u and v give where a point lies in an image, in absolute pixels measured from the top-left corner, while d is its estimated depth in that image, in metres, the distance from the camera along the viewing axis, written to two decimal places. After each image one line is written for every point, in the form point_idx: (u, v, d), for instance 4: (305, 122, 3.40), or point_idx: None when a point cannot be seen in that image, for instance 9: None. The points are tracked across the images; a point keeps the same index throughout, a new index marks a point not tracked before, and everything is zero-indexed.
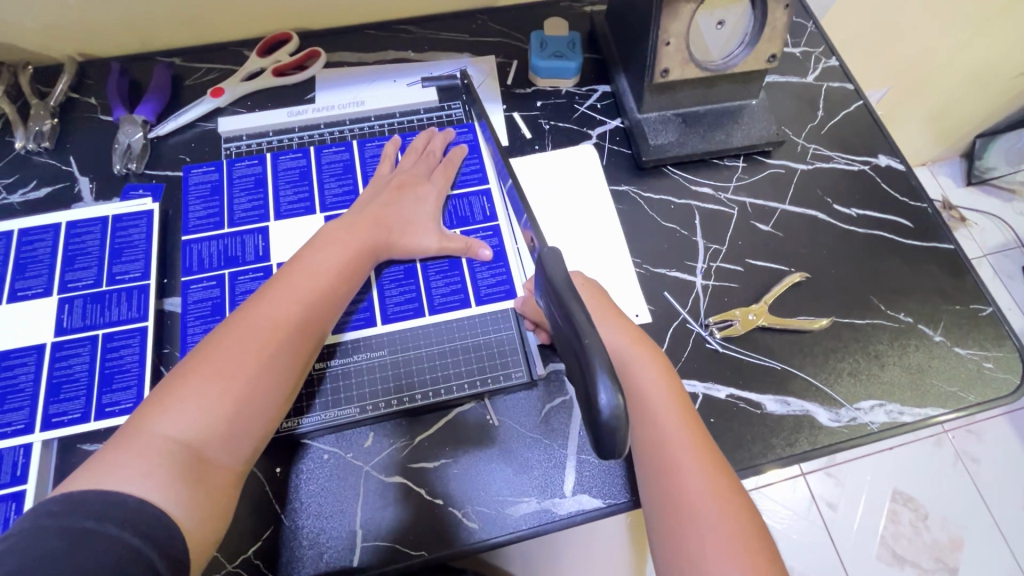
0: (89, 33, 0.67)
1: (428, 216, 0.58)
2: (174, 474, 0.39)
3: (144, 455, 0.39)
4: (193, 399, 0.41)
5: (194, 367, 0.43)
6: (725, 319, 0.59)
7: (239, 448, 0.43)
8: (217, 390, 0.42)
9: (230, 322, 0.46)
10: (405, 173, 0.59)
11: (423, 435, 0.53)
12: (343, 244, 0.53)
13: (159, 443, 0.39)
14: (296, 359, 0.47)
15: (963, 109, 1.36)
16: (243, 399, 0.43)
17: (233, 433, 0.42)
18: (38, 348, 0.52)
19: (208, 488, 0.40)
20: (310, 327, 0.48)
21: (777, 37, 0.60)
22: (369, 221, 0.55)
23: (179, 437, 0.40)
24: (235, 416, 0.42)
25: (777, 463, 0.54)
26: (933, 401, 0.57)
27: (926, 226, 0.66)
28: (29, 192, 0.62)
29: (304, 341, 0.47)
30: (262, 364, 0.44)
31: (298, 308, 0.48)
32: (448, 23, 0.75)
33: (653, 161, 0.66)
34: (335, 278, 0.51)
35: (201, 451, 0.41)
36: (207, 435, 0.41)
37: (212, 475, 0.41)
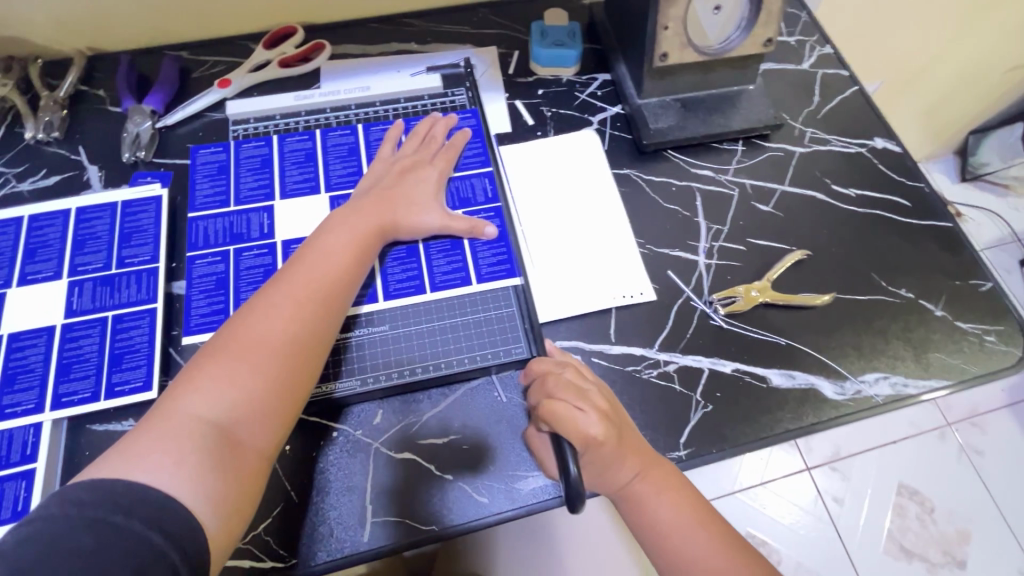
0: (99, 26, 0.68)
1: (429, 196, 0.58)
2: (201, 456, 0.40)
3: (174, 437, 0.40)
4: (217, 382, 0.43)
5: (218, 351, 0.44)
6: (729, 296, 0.59)
7: (267, 429, 0.44)
8: (240, 375, 0.43)
9: (248, 309, 0.47)
10: (406, 157, 0.60)
11: (430, 411, 0.53)
12: (352, 228, 0.53)
13: (189, 426, 0.41)
14: (315, 340, 0.47)
15: (955, 104, 1.39)
16: (265, 380, 0.44)
17: (258, 414, 0.43)
18: (48, 330, 0.53)
19: (236, 469, 0.41)
20: (325, 308, 0.49)
21: (772, 21, 0.61)
22: (375, 203, 0.56)
23: (207, 420, 0.41)
24: (260, 396, 0.43)
25: (784, 436, 0.54)
26: (937, 373, 0.57)
27: (924, 204, 0.67)
28: (39, 180, 0.62)
29: (321, 322, 0.48)
30: (281, 346, 0.45)
31: (313, 290, 0.49)
32: (450, 16, 0.76)
33: (655, 144, 0.67)
34: (347, 261, 0.52)
35: (228, 432, 0.42)
36: (233, 416, 0.42)
37: (241, 455, 0.42)
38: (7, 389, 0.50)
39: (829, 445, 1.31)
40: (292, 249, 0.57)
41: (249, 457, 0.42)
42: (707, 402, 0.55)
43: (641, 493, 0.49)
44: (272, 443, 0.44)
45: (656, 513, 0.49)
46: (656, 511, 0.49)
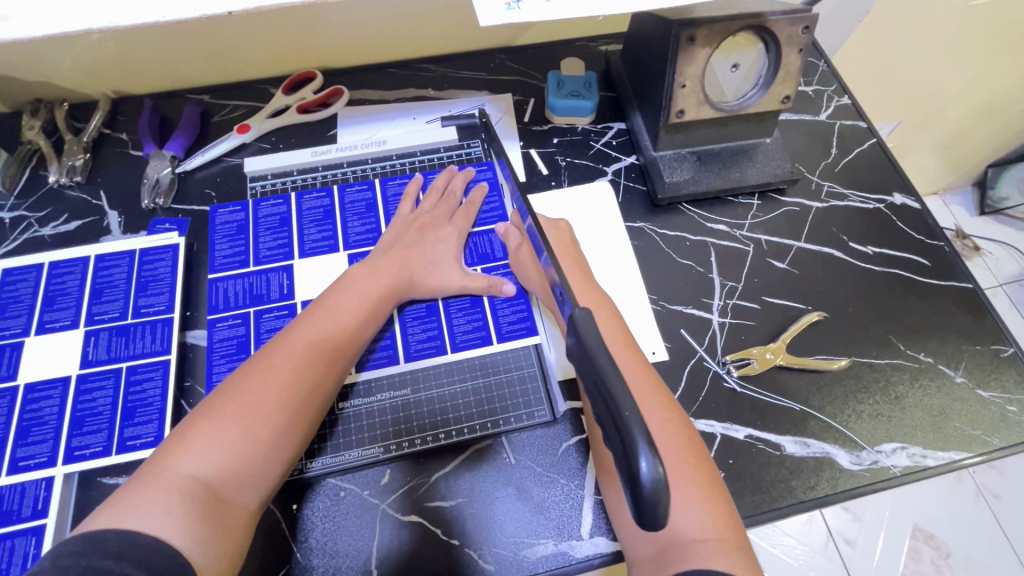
0: (124, 70, 0.69)
1: (447, 257, 0.59)
2: (193, 512, 0.39)
3: (165, 490, 0.39)
4: (213, 436, 0.42)
5: (218, 405, 0.44)
6: (743, 358, 0.59)
7: (256, 489, 0.43)
8: (239, 429, 0.43)
9: (252, 364, 0.47)
10: (425, 215, 0.61)
11: (438, 472, 0.53)
12: (366, 286, 0.54)
13: (179, 479, 0.40)
14: (313, 399, 0.47)
15: (976, 139, 1.37)
16: (263, 437, 0.44)
17: (251, 471, 0.43)
18: (63, 380, 0.53)
19: (223, 527, 0.40)
20: (329, 365, 0.49)
21: (791, 79, 0.61)
22: (392, 262, 0.56)
23: (199, 474, 0.41)
24: (254, 455, 0.43)
25: (799, 507, 0.53)
26: (957, 445, 0.56)
27: (943, 264, 0.65)
28: (60, 225, 0.63)
29: (323, 381, 0.48)
30: (284, 401, 0.45)
31: (317, 347, 0.49)
32: (467, 61, 0.77)
33: (669, 199, 0.67)
34: (355, 318, 0.52)
35: (219, 489, 0.41)
36: (226, 473, 0.42)
37: (227, 513, 0.41)
38: (21, 441, 0.51)
39: None
40: None
41: (233, 516, 0.41)
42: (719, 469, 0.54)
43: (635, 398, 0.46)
44: (257, 502, 0.44)
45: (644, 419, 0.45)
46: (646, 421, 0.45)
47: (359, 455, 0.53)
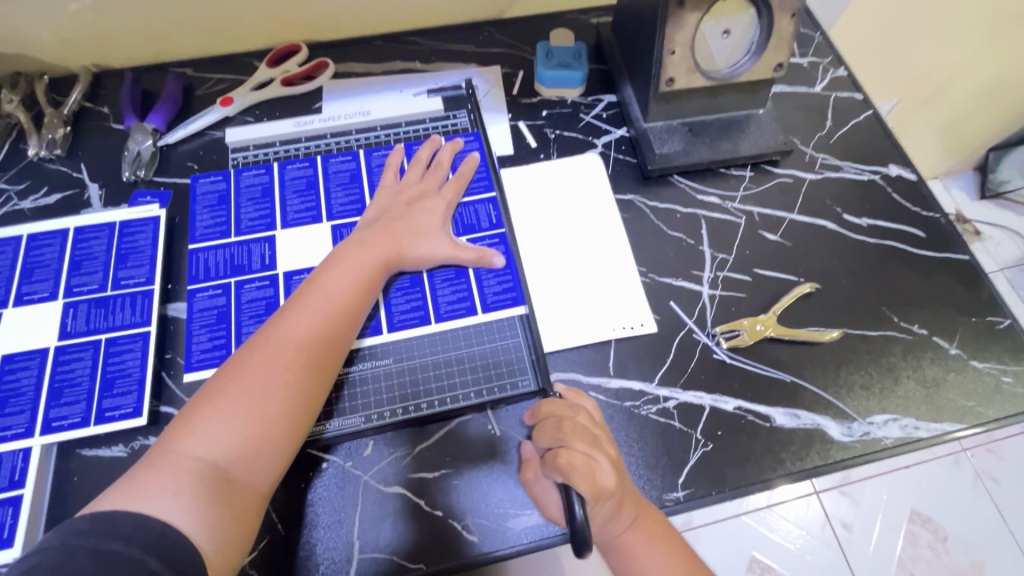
0: (105, 43, 0.68)
1: (435, 227, 0.58)
2: (200, 492, 0.39)
3: (173, 474, 0.39)
4: (217, 420, 0.42)
5: (219, 389, 0.44)
6: (732, 329, 0.58)
7: (264, 469, 0.43)
8: (241, 411, 0.43)
9: (250, 348, 0.46)
10: (412, 186, 0.60)
11: (423, 445, 0.52)
12: (360, 261, 0.53)
13: (186, 462, 0.40)
14: (315, 381, 0.47)
15: (977, 121, 1.35)
16: (267, 419, 0.44)
17: (258, 453, 0.43)
18: (41, 352, 0.53)
19: (234, 509, 0.40)
20: (329, 344, 0.48)
21: (785, 45, 0.59)
22: (382, 235, 0.55)
23: (205, 456, 0.41)
24: (260, 435, 0.43)
25: (787, 479, 0.52)
26: (950, 416, 0.55)
27: (939, 236, 0.64)
28: (40, 198, 0.62)
29: (323, 360, 0.47)
30: (284, 380, 0.45)
31: (315, 328, 0.48)
32: (455, 34, 0.75)
33: (659, 170, 0.65)
34: (351, 296, 0.51)
35: (227, 471, 0.41)
36: (231, 455, 0.42)
37: (237, 495, 0.41)
38: None
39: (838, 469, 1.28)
40: (295, 280, 0.56)
41: (245, 494, 0.42)
42: (707, 440, 0.53)
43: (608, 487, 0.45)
44: (269, 482, 0.43)
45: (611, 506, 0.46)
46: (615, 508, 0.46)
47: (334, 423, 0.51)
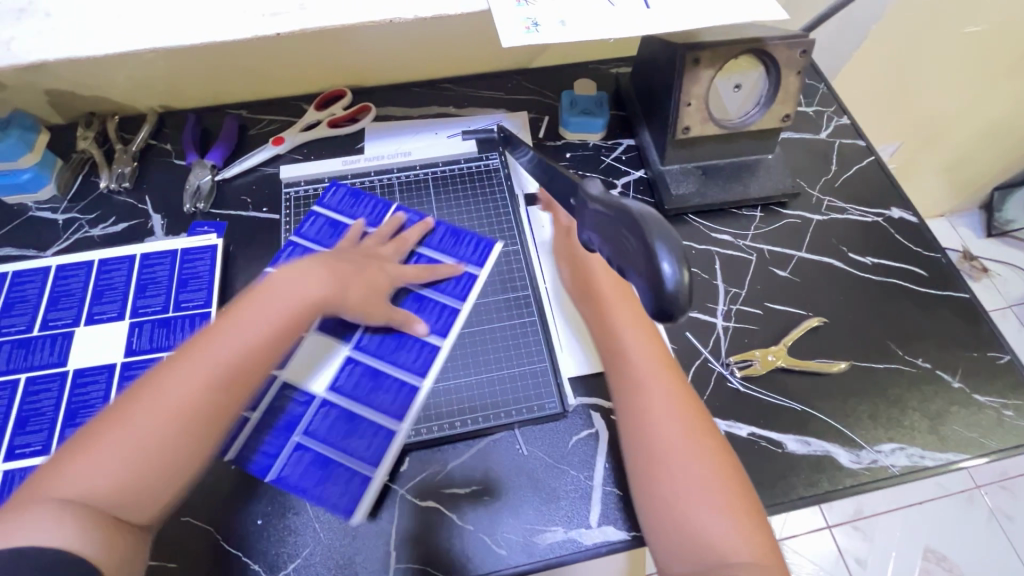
0: (172, 88, 0.75)
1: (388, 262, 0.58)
2: (85, 527, 0.36)
3: (51, 512, 0.36)
4: (109, 450, 0.39)
5: (115, 416, 0.40)
6: (746, 359, 0.61)
7: (156, 504, 0.40)
8: (116, 449, 0.39)
9: (157, 376, 0.42)
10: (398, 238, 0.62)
11: (454, 462, 0.56)
12: (266, 302, 0.47)
13: (71, 495, 0.37)
14: (220, 414, 0.43)
15: (980, 162, 1.40)
16: (166, 451, 0.41)
17: (135, 492, 0.39)
18: (109, 367, 0.57)
19: (122, 542, 0.38)
20: (224, 388, 0.43)
21: (790, 98, 0.65)
22: (326, 267, 0.52)
23: (92, 490, 0.38)
24: (144, 472, 0.40)
25: (799, 503, 0.55)
26: (955, 446, 0.58)
27: (941, 275, 0.68)
28: (109, 226, 0.69)
29: (192, 394, 0.42)
30: (183, 417, 0.41)
31: (213, 369, 0.43)
32: (486, 81, 0.82)
33: (676, 209, 0.70)
34: (260, 338, 0.46)
35: (117, 504, 0.39)
36: (123, 487, 0.39)
37: (131, 527, 0.39)
38: (69, 422, 0.55)
39: (851, 503, 1.29)
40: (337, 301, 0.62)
41: (137, 526, 0.39)
42: None
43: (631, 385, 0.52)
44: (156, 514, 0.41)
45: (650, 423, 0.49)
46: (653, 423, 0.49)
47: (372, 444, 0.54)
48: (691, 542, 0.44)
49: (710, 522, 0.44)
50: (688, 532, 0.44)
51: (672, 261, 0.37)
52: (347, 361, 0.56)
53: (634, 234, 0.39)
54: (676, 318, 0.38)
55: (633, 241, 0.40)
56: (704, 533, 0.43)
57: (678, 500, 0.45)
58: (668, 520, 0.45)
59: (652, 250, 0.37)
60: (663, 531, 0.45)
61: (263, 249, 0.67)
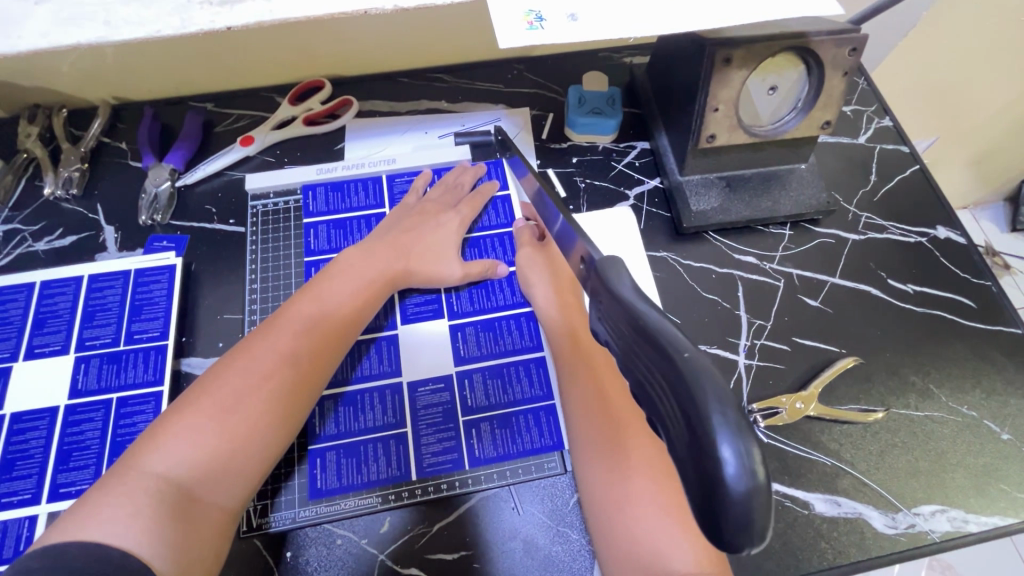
0: (125, 78, 0.66)
1: (448, 244, 0.58)
2: (160, 516, 0.37)
3: (134, 494, 0.38)
4: (187, 432, 0.41)
5: (197, 395, 0.43)
6: (771, 406, 0.54)
7: (233, 489, 0.42)
8: (211, 422, 0.42)
9: (238, 353, 0.46)
10: (430, 202, 0.60)
11: (441, 523, 0.49)
12: (356, 274, 0.53)
13: (149, 479, 0.39)
14: (290, 399, 0.45)
15: (1014, 156, 1.30)
16: (240, 436, 0.42)
17: (224, 469, 0.41)
18: (51, 411, 0.51)
19: (196, 530, 0.39)
20: (309, 364, 0.47)
21: (834, 103, 0.56)
22: (387, 249, 0.56)
23: (170, 474, 0.39)
24: (232, 451, 0.42)
25: (828, 574, 0.49)
26: (1003, 509, 0.52)
27: (990, 306, 0.61)
28: (55, 240, 0.61)
29: (277, 364, 0.46)
30: (271, 387, 0.45)
31: (299, 339, 0.48)
32: (483, 72, 0.73)
33: (695, 228, 0.62)
34: (346, 307, 0.51)
35: (192, 489, 0.40)
36: (198, 473, 0.40)
37: (202, 515, 0.40)
38: (6, 475, 0.48)
39: None
40: None
41: (214, 513, 0.41)
42: None
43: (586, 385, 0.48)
44: (237, 501, 0.42)
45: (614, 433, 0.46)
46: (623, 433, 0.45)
47: (393, 477, 0.50)
48: (646, 557, 0.40)
49: (661, 533, 0.41)
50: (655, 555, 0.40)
51: (738, 451, 0.24)
52: (455, 332, 0.55)
53: (676, 392, 0.26)
54: (744, 550, 0.25)
55: (672, 393, 0.26)
56: (656, 545, 0.40)
57: (625, 510, 0.42)
58: (618, 528, 0.42)
59: (709, 433, 0.24)
60: (617, 548, 0.42)
61: (228, 269, 0.60)
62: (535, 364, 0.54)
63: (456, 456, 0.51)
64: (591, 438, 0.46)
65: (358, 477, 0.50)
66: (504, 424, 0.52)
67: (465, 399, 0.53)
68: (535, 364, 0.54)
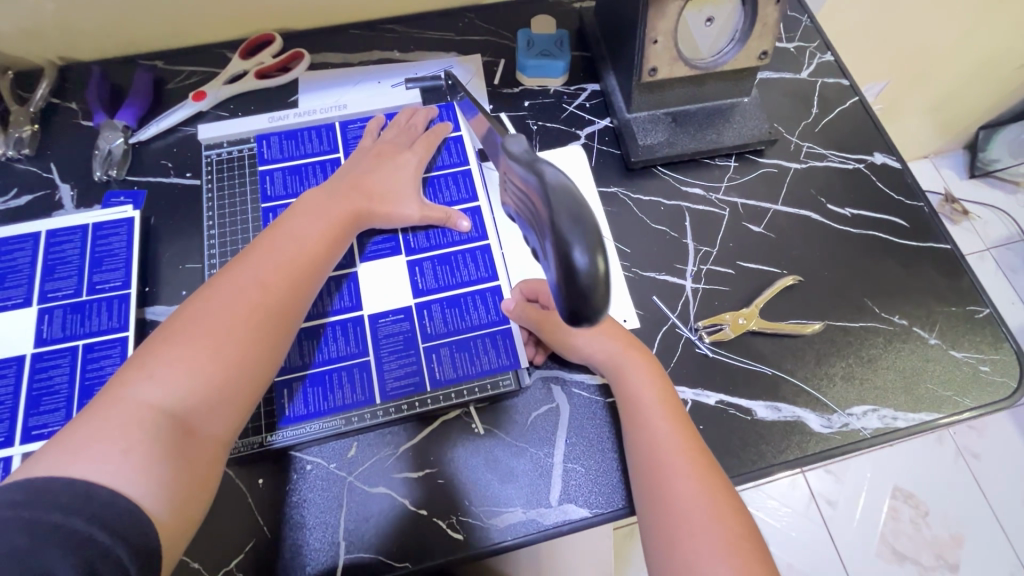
0: (70, 37, 0.66)
1: (407, 186, 0.58)
2: (154, 451, 0.38)
3: (126, 427, 0.39)
4: (172, 362, 0.42)
5: (177, 330, 0.43)
6: (716, 323, 0.58)
7: (225, 419, 0.43)
8: (196, 358, 0.42)
9: (214, 290, 0.45)
10: (386, 143, 0.60)
11: (407, 444, 0.52)
12: (325, 212, 0.53)
13: (138, 413, 0.39)
14: (272, 331, 0.46)
15: (968, 99, 1.32)
16: (227, 369, 0.43)
17: (216, 401, 0.42)
18: (18, 360, 0.52)
19: (191, 461, 0.41)
20: (288, 302, 0.47)
21: (768, 33, 0.58)
22: (349, 188, 0.55)
23: (159, 408, 0.40)
24: (220, 384, 0.43)
25: (767, 471, 0.53)
26: (928, 406, 0.56)
27: (922, 226, 0.64)
28: (9, 200, 0.61)
29: (258, 300, 0.46)
30: (252, 323, 0.45)
31: (277, 276, 0.48)
32: (434, 21, 0.73)
33: (643, 162, 0.64)
34: (319, 245, 0.51)
35: (183, 421, 0.41)
36: (188, 406, 0.41)
37: (195, 446, 0.41)
38: None
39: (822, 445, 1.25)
40: None
41: (207, 444, 0.42)
42: None
43: (620, 369, 0.51)
44: (229, 430, 0.44)
45: (650, 429, 0.47)
46: (655, 432, 0.47)
47: (358, 401, 0.52)
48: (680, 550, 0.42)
49: (700, 526, 0.42)
50: (691, 549, 0.41)
51: (586, 251, 0.33)
52: (412, 267, 0.57)
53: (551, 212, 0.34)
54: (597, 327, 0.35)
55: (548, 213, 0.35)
56: (691, 536, 0.42)
57: (668, 509, 0.43)
58: (661, 524, 0.43)
59: (565, 237, 0.33)
60: (654, 535, 0.44)
61: (187, 220, 0.61)
62: (490, 292, 0.57)
63: (417, 379, 0.53)
64: (634, 446, 0.48)
65: (324, 405, 0.52)
66: (462, 348, 0.54)
67: (424, 327, 0.55)
68: (490, 293, 0.57)
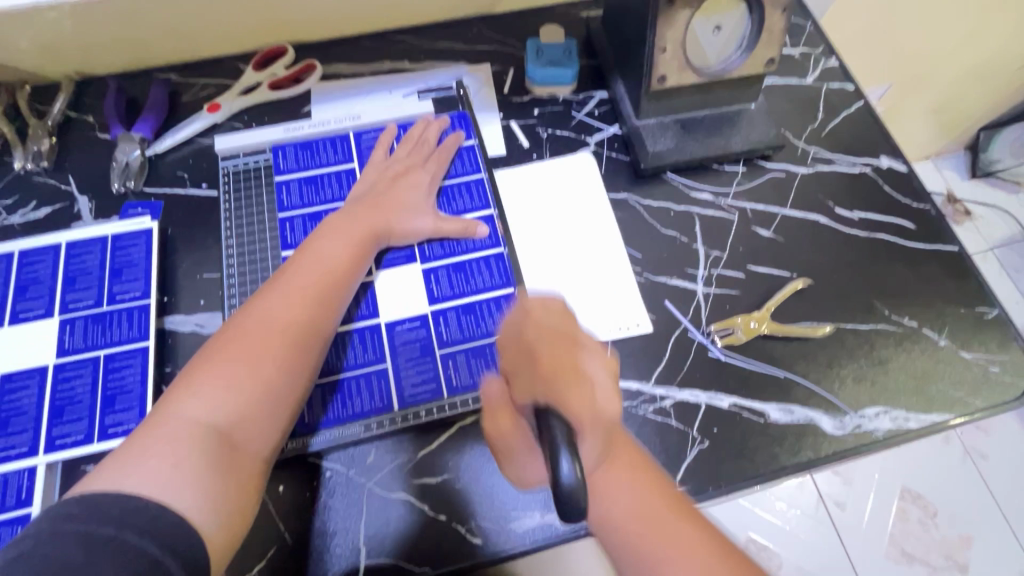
0: (87, 52, 0.67)
1: (421, 201, 0.59)
2: (200, 467, 0.39)
3: (173, 446, 0.40)
4: (215, 381, 0.43)
5: (215, 354, 0.45)
6: (727, 327, 0.58)
7: (266, 434, 0.44)
8: (237, 377, 0.44)
9: (248, 315, 0.47)
10: (399, 161, 0.61)
11: (425, 450, 0.53)
12: (347, 231, 0.54)
13: (184, 432, 0.41)
14: (307, 346, 0.48)
15: (968, 100, 1.34)
16: (265, 386, 0.44)
17: (256, 417, 0.43)
18: (40, 370, 0.53)
19: (236, 476, 0.41)
20: (317, 320, 0.49)
21: (776, 39, 0.59)
22: (367, 208, 0.57)
23: (204, 426, 0.41)
24: (259, 400, 0.44)
25: (782, 473, 0.54)
26: (941, 406, 0.56)
27: (929, 228, 0.65)
28: (29, 213, 0.62)
29: (289, 320, 0.47)
30: (284, 341, 0.46)
31: (306, 295, 0.49)
32: (444, 31, 0.74)
33: (653, 168, 0.65)
34: (343, 263, 0.52)
35: (227, 438, 0.42)
36: (230, 424, 0.42)
37: (240, 461, 0.42)
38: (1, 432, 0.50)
39: None
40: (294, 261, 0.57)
41: (250, 459, 0.43)
42: (704, 438, 0.55)
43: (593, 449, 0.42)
44: (270, 446, 0.44)
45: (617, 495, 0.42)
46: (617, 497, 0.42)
47: (377, 407, 0.53)
48: None
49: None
50: None
51: None
52: (428, 275, 0.58)
53: None
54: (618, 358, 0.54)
55: None
56: None
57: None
58: None
59: None
60: None
61: (204, 231, 0.61)
62: (505, 299, 0.57)
63: (434, 386, 0.54)
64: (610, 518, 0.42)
65: (343, 413, 0.53)
66: (478, 354, 0.55)
67: (440, 334, 0.56)
68: (505, 300, 0.57)
